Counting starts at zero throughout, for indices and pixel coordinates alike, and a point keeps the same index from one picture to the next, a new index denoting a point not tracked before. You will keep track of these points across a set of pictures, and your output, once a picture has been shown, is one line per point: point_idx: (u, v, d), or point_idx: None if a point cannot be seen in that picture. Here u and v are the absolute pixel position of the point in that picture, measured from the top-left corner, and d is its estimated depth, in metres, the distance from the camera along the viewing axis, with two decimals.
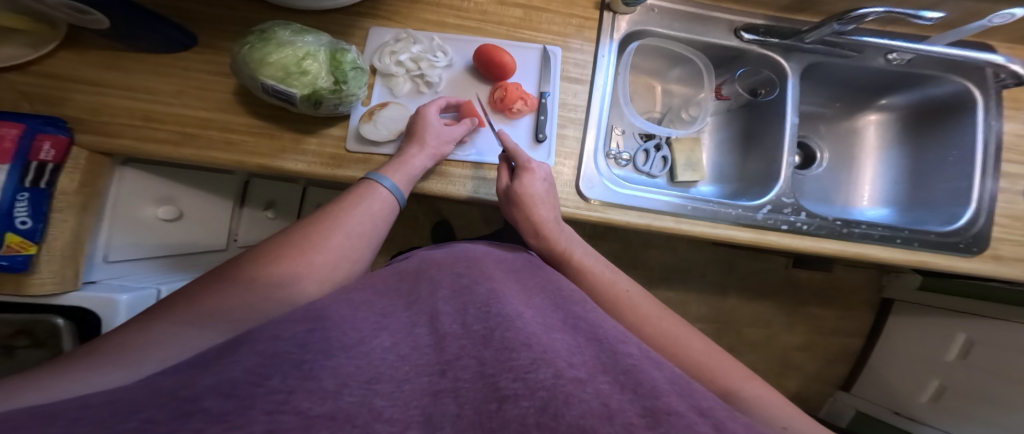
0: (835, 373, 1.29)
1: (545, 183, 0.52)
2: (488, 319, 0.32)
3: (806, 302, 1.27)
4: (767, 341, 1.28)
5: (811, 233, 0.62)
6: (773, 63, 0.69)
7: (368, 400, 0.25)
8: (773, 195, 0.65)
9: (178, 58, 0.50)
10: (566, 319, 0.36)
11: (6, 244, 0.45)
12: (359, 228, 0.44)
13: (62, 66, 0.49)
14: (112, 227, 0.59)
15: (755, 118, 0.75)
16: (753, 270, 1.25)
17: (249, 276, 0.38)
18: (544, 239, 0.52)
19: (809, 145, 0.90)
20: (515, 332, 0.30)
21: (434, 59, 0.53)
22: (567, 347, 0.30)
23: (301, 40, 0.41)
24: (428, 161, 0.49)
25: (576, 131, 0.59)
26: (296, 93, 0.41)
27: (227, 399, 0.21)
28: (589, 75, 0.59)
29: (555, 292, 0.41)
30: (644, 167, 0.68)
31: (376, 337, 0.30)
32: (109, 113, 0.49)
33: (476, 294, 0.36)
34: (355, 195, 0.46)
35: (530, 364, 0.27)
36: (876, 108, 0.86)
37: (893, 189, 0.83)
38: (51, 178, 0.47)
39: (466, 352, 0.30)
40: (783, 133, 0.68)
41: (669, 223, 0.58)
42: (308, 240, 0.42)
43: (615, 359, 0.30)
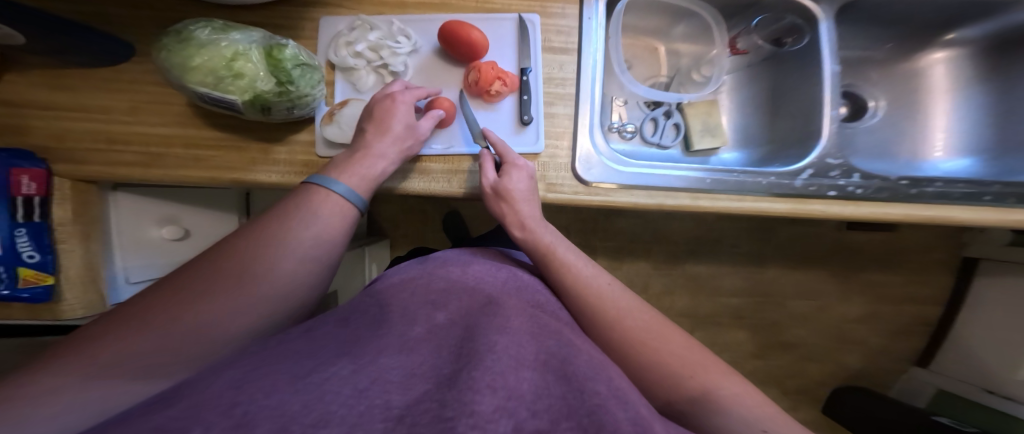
0: (907, 347, 1.15)
1: (524, 178, 0.46)
2: (459, 359, 0.28)
3: (865, 268, 1.12)
4: (817, 313, 1.15)
5: (866, 198, 0.51)
6: (798, 7, 0.57)
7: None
8: (815, 156, 0.56)
9: (124, 71, 0.48)
10: (540, 347, 0.31)
11: (23, 278, 0.48)
12: (318, 245, 0.37)
13: (12, 90, 0.47)
14: (125, 251, 0.61)
15: (783, 71, 0.64)
16: (796, 236, 1.11)
17: (172, 306, 0.30)
18: (528, 235, 0.46)
19: (856, 94, 0.74)
20: (481, 372, 0.25)
21: (396, 45, 0.48)
22: (533, 389, 0.27)
23: (227, 37, 0.37)
24: (387, 165, 0.44)
25: (567, 108, 0.52)
26: (235, 99, 0.37)
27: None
28: (575, 42, 0.52)
29: (535, 312, 0.36)
30: (653, 138, 0.60)
31: (333, 365, 0.26)
32: (76, 137, 0.47)
33: (444, 321, 0.32)
34: (314, 203, 0.39)
35: (492, 411, 0.23)
36: (942, 44, 0.70)
37: (972, 134, 0.69)
38: (42, 211, 0.48)
39: (429, 397, 0.25)
40: (822, 85, 0.57)
41: (684, 201, 0.50)
42: (253, 258, 0.34)
43: (581, 399, 0.27)
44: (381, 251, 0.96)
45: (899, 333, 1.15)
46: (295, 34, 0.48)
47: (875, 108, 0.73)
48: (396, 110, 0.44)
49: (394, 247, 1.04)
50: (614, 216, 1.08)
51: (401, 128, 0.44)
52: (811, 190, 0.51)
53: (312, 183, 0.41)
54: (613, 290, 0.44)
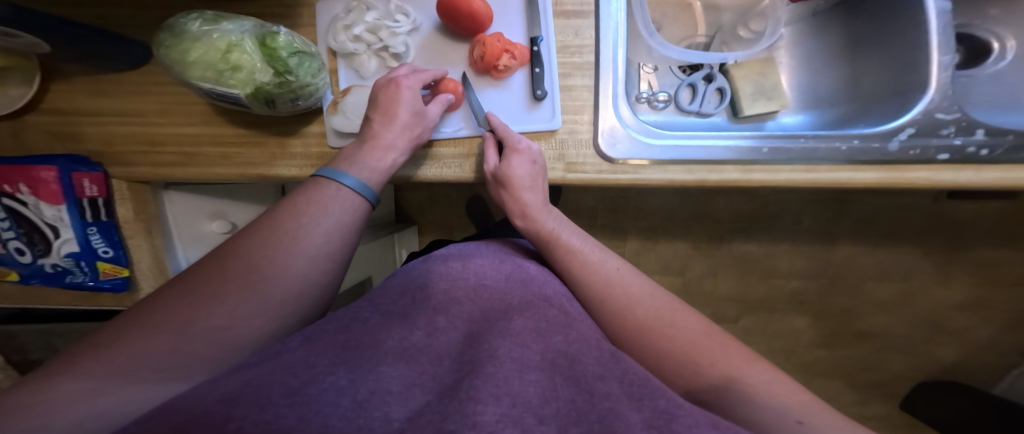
0: (1015, 339, 0.98)
1: (533, 167, 0.43)
2: (462, 367, 0.26)
3: (971, 244, 0.93)
4: (899, 297, 0.99)
5: (995, 161, 0.40)
6: None
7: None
8: (918, 111, 0.44)
9: (146, 73, 0.49)
10: (550, 344, 0.28)
11: (103, 270, 0.55)
12: (327, 243, 0.36)
13: (57, 100, 0.50)
14: (184, 246, 0.68)
15: (868, 13, 0.53)
16: (878, 210, 0.94)
17: (187, 308, 0.30)
18: (530, 222, 0.44)
19: (974, 36, 0.59)
20: (484, 378, 0.23)
21: (394, 24, 0.45)
22: (540, 392, 0.24)
23: (218, 29, 0.36)
24: (398, 156, 0.42)
25: (586, 79, 0.46)
26: (238, 93, 0.37)
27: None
28: (591, 3, 0.46)
29: (547, 305, 0.33)
30: (691, 106, 0.52)
31: (332, 374, 0.24)
32: (120, 141, 0.51)
33: (445, 323, 0.30)
34: (320, 197, 0.38)
35: (496, 421, 0.20)
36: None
37: None
38: (108, 211, 0.53)
39: (430, 408, 0.23)
40: (922, 26, 0.45)
41: (732, 175, 0.43)
42: (262, 258, 0.34)
43: (591, 404, 0.24)
44: (409, 238, 0.98)
45: (1008, 325, 0.98)
46: (294, 23, 0.46)
47: (1002, 50, 0.58)
48: (399, 99, 0.42)
49: (423, 232, 1.06)
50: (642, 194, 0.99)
51: (408, 114, 0.42)
52: (913, 155, 0.41)
53: (321, 177, 0.40)
54: (622, 274, 0.41)
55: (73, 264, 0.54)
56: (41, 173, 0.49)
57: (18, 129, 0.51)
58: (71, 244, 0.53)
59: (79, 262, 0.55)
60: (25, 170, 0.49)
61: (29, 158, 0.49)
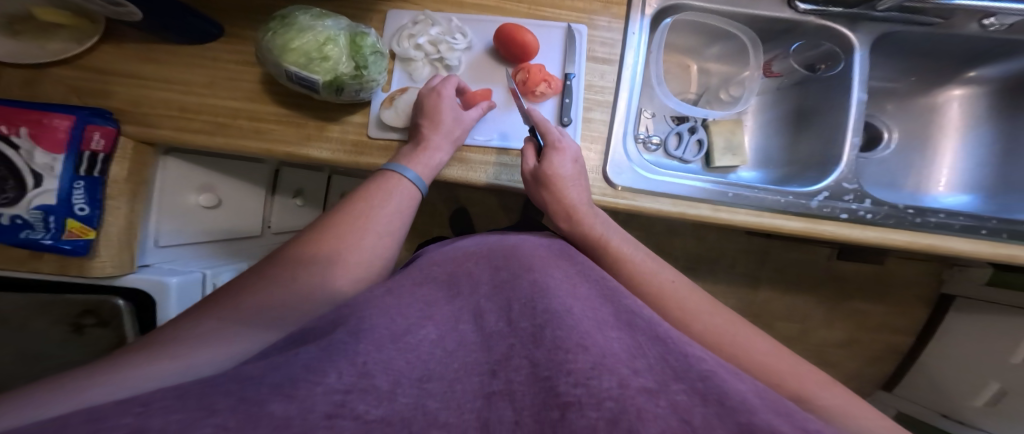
0: (875, 371, 1.20)
1: (574, 165, 0.49)
2: (536, 315, 0.30)
3: (850, 296, 1.17)
4: (800, 335, 1.19)
5: (874, 223, 0.53)
6: (836, 35, 0.60)
7: (421, 402, 0.23)
8: (830, 180, 0.57)
9: (207, 49, 0.53)
10: (618, 315, 0.32)
11: (68, 230, 0.48)
12: (390, 226, 0.44)
13: (103, 60, 0.52)
14: (161, 215, 0.61)
15: (812, 95, 0.67)
16: (793, 262, 1.16)
17: (289, 275, 0.38)
18: (574, 223, 0.49)
19: (872, 124, 0.78)
20: (567, 331, 0.27)
21: (453, 41, 0.54)
22: (627, 351, 0.27)
23: (322, 24, 0.43)
24: (448, 154, 0.49)
25: (604, 114, 0.55)
26: (318, 79, 0.42)
27: (289, 402, 0.18)
28: (617, 53, 0.56)
29: (600, 285, 0.37)
30: (676, 152, 0.64)
31: (423, 327, 0.30)
32: (151, 105, 0.51)
33: (519, 289, 0.33)
34: (388, 187, 0.45)
35: (591, 368, 0.24)
36: (962, 81, 0.73)
37: (977, 170, 0.72)
38: (102, 168, 0.49)
39: (517, 352, 0.27)
40: (848, 112, 0.60)
41: (705, 211, 0.53)
42: (343, 236, 0.41)
43: (689, 365, 0.26)
44: None
45: (871, 358, 1.20)
46: (367, 23, 0.54)
47: (888, 140, 0.77)
48: (443, 106, 0.49)
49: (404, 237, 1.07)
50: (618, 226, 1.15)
51: (450, 120, 0.49)
52: (824, 212, 0.54)
53: (389, 170, 0.47)
54: (678, 286, 0.46)
55: (39, 219, 0.48)
56: (55, 120, 0.47)
57: (34, 79, 0.50)
58: (50, 196, 0.47)
59: (48, 217, 0.48)
60: (38, 115, 0.47)
61: (45, 104, 0.48)
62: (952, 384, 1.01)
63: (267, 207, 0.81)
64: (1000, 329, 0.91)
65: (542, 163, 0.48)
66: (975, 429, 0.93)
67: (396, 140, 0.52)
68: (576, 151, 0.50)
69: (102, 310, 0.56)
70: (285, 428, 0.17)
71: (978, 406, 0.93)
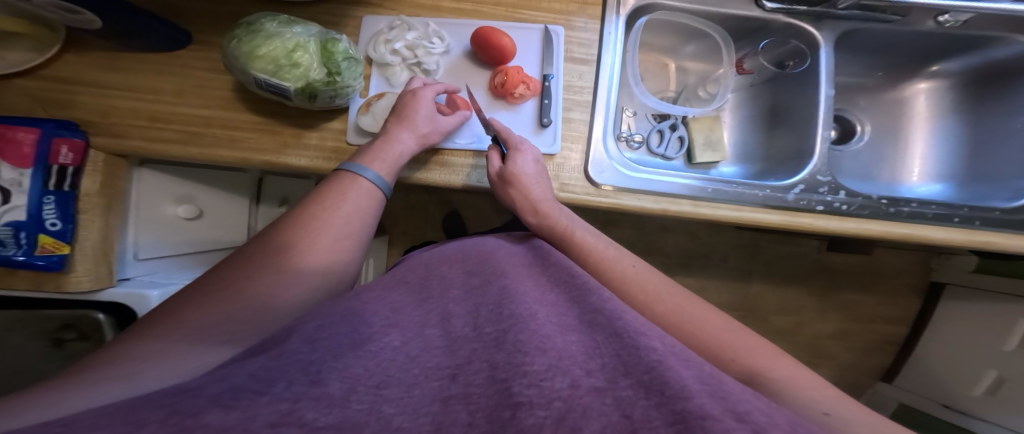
0: (872, 361, 1.21)
1: (535, 174, 0.50)
2: (501, 320, 0.30)
3: (840, 288, 1.19)
4: (795, 329, 1.21)
5: (851, 214, 0.55)
6: (801, 33, 0.61)
7: (376, 407, 0.22)
8: (807, 173, 0.58)
9: (176, 56, 0.52)
10: (582, 315, 0.33)
11: (40, 245, 0.47)
12: (346, 229, 0.44)
13: (66, 69, 0.51)
14: (139, 228, 0.60)
15: (783, 92, 0.68)
16: (783, 256, 1.18)
17: (236, 288, 0.37)
18: (542, 219, 0.50)
19: (845, 118, 0.79)
20: (528, 335, 0.28)
21: (430, 46, 0.54)
22: (583, 351, 0.28)
23: (290, 31, 0.42)
24: (414, 148, 0.49)
25: (584, 114, 0.55)
26: (289, 86, 0.42)
27: (227, 412, 0.18)
28: (595, 54, 0.56)
29: (568, 282, 0.38)
30: (659, 149, 0.64)
31: (386, 335, 0.29)
32: (120, 114, 0.51)
33: (489, 294, 0.34)
34: (343, 188, 0.45)
35: (545, 370, 0.25)
36: (927, 75, 0.75)
37: (949, 159, 0.73)
38: (73, 181, 0.49)
39: (479, 356, 0.28)
40: (817, 108, 0.60)
41: (687, 208, 0.53)
42: (296, 245, 0.41)
43: (638, 357, 0.26)
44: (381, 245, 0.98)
45: (865, 350, 1.22)
46: (341, 30, 0.54)
47: (861, 133, 0.79)
48: (417, 105, 0.49)
49: (394, 243, 1.07)
50: (611, 226, 1.16)
51: (422, 118, 0.49)
52: (801, 204, 0.55)
53: (345, 170, 0.47)
54: (638, 271, 0.47)
55: (10, 235, 0.46)
56: (19, 133, 0.46)
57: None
58: (18, 212, 0.46)
59: (18, 233, 0.47)
60: (3, 129, 0.46)
61: (10, 118, 0.47)
62: (942, 367, 1.04)
63: (251, 216, 0.80)
64: (996, 313, 0.93)
65: (505, 163, 0.49)
66: (970, 417, 0.92)
67: None
68: (537, 152, 0.51)
69: (81, 324, 0.55)
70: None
71: (977, 395, 0.92)
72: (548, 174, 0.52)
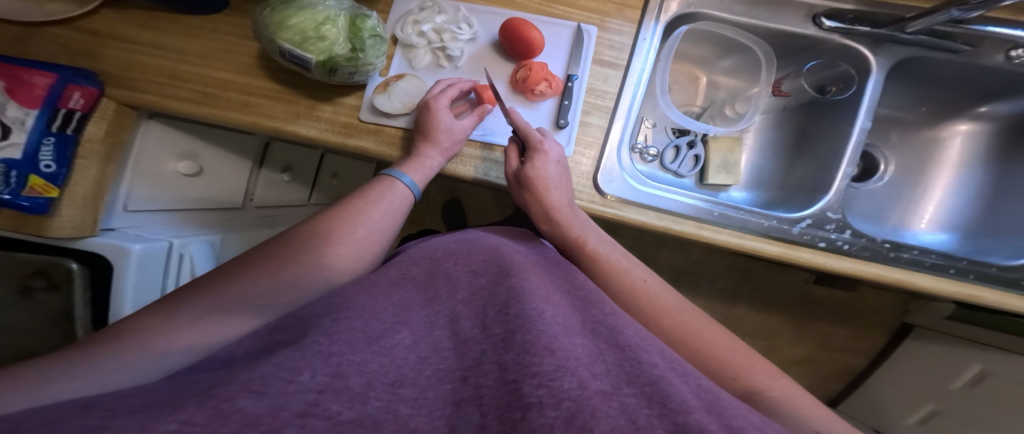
0: (826, 388, 1.26)
1: (556, 166, 0.49)
2: (509, 321, 0.30)
3: (817, 319, 1.21)
4: (766, 352, 1.24)
5: (851, 254, 0.54)
6: (856, 57, 0.59)
7: (393, 406, 0.23)
8: (817, 208, 0.58)
9: (210, 21, 0.53)
10: (585, 323, 0.32)
11: (29, 186, 0.45)
12: (382, 222, 0.45)
13: (103, 22, 0.52)
14: (134, 178, 0.59)
15: (816, 120, 0.67)
16: (772, 282, 1.19)
17: (274, 264, 0.39)
18: (555, 228, 0.50)
19: (872, 154, 0.77)
20: (535, 335, 0.27)
21: (458, 31, 0.53)
22: (588, 356, 0.27)
23: (322, 3, 0.42)
24: (443, 162, 0.49)
25: (602, 119, 0.54)
26: (312, 58, 0.42)
27: (258, 398, 0.19)
28: (624, 59, 0.55)
29: (576, 292, 0.38)
30: (672, 165, 0.63)
31: (398, 332, 0.29)
32: (141, 71, 0.52)
33: (496, 294, 0.34)
34: (382, 188, 0.47)
35: (554, 370, 0.24)
36: (971, 117, 0.71)
37: (962, 212, 0.70)
38: (77, 126, 0.48)
39: (487, 358, 0.28)
40: (847, 140, 0.59)
41: (689, 228, 0.53)
42: (333, 230, 0.42)
43: (641, 369, 0.27)
44: None
45: (825, 377, 1.25)
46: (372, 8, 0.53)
47: (883, 172, 0.76)
48: (437, 117, 0.48)
49: None
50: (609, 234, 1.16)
51: (442, 129, 0.48)
52: (804, 238, 0.55)
53: (388, 175, 0.48)
54: (650, 286, 0.46)
55: None
56: (34, 77, 0.46)
57: (26, 36, 0.51)
58: (14, 150, 0.45)
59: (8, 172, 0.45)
60: (19, 72, 0.47)
61: (35, 62, 0.48)
62: (889, 401, 1.09)
63: (252, 179, 0.79)
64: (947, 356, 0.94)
65: (524, 165, 0.48)
66: None
67: (388, 126, 0.51)
68: (561, 152, 0.50)
69: (53, 273, 0.51)
70: (256, 425, 0.18)
71: (910, 424, 1.02)
72: (571, 177, 0.52)
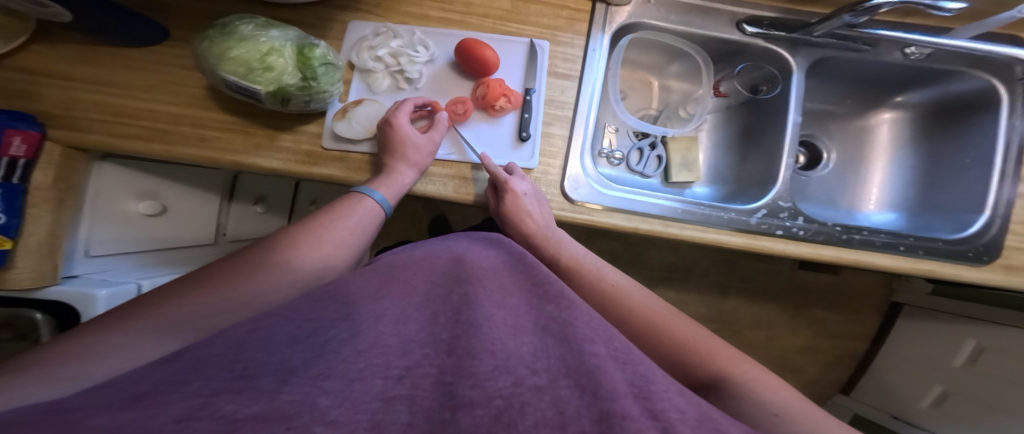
0: (835, 374, 1.26)
1: (532, 197, 0.52)
2: (457, 326, 0.29)
3: (810, 304, 1.24)
4: (767, 342, 1.25)
5: (807, 239, 0.57)
6: (776, 58, 0.63)
7: (311, 398, 0.21)
8: (770, 198, 0.60)
9: (149, 52, 0.52)
10: (539, 319, 0.31)
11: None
12: (348, 239, 0.46)
13: (34, 60, 0.51)
14: (94, 223, 0.57)
15: (756, 117, 0.69)
16: (757, 272, 1.23)
17: (219, 286, 0.38)
18: (544, 250, 0.54)
19: (814, 145, 0.80)
20: (479, 338, 0.27)
21: (415, 54, 0.55)
22: (533, 352, 0.28)
23: (266, 34, 0.43)
24: (415, 177, 0.50)
25: (563, 129, 0.56)
26: (260, 89, 0.42)
27: (121, 413, 0.17)
28: (578, 70, 0.57)
29: (535, 283, 0.38)
30: (638, 167, 0.66)
31: (335, 327, 0.27)
32: (83, 108, 0.50)
33: (450, 302, 0.33)
34: (350, 207, 0.47)
35: (491, 370, 0.25)
36: (891, 106, 0.76)
37: (904, 191, 0.74)
38: (23, 174, 0.47)
39: (428, 361, 0.27)
40: (783, 133, 0.62)
41: (657, 227, 0.55)
42: (297, 248, 0.43)
43: (580, 359, 0.26)
44: None
45: (831, 364, 1.25)
46: (324, 34, 0.55)
47: (827, 160, 0.80)
48: (398, 133, 0.49)
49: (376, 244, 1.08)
50: (596, 238, 1.20)
51: (411, 147, 0.49)
52: (763, 228, 0.57)
53: (355, 193, 0.49)
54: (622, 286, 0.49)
55: None
56: None
57: None
58: None
59: None
60: None
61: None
62: (898, 384, 1.09)
63: (223, 213, 0.78)
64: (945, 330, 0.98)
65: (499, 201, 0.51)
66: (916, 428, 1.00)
67: (354, 151, 0.52)
68: (531, 185, 0.52)
69: (17, 324, 0.51)
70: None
71: (924, 407, 0.99)
72: (547, 199, 0.54)
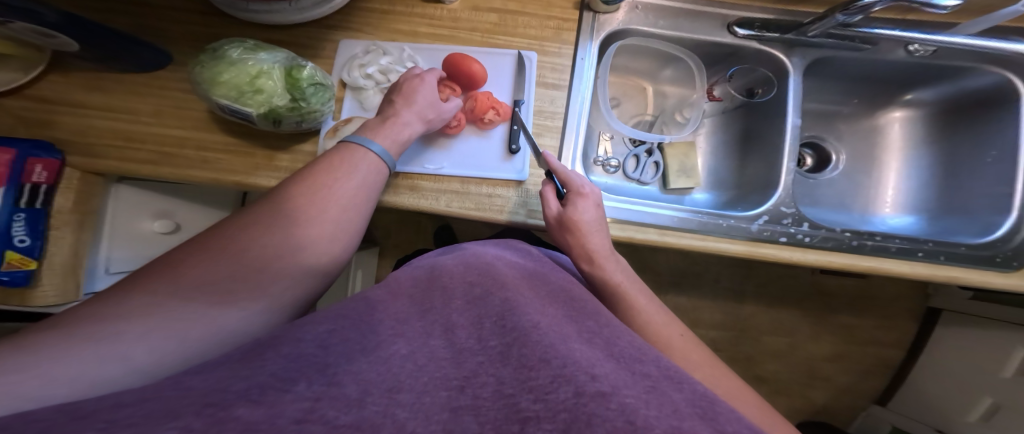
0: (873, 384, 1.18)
1: (596, 216, 0.48)
2: (506, 332, 0.27)
3: (838, 310, 1.17)
4: (790, 350, 1.19)
5: (813, 246, 0.54)
6: (772, 60, 0.61)
7: (391, 410, 0.21)
8: (771, 203, 0.58)
9: (155, 78, 0.55)
10: (584, 333, 0.29)
11: (6, 261, 0.47)
12: (353, 196, 0.42)
13: (51, 89, 0.54)
14: (112, 244, 0.61)
15: (754, 120, 0.67)
16: (774, 277, 1.18)
17: (229, 245, 0.36)
18: (597, 268, 0.47)
19: (821, 147, 0.77)
20: (533, 347, 0.25)
21: (404, 70, 0.56)
22: (589, 359, 0.24)
23: (254, 57, 0.45)
24: (418, 131, 0.49)
25: (553, 140, 0.55)
26: (252, 111, 0.44)
27: (256, 406, 0.17)
28: (566, 79, 0.57)
29: (569, 301, 0.35)
30: (634, 174, 0.65)
31: (395, 343, 0.26)
32: (97, 134, 0.53)
33: (488, 307, 0.30)
34: (352, 159, 0.43)
35: (550, 382, 0.22)
36: (901, 104, 0.72)
37: (922, 193, 0.70)
38: (45, 199, 0.49)
39: (484, 370, 0.25)
40: (784, 136, 0.60)
41: (652, 236, 0.53)
42: (303, 202, 0.39)
43: (637, 376, 0.24)
44: (366, 260, 1.00)
45: (861, 373, 1.18)
46: (317, 55, 0.57)
47: (836, 162, 0.76)
48: (421, 87, 0.49)
49: (384, 255, 1.11)
50: None
51: (425, 103, 0.49)
52: (765, 236, 0.55)
53: (350, 141, 0.45)
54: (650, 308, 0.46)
55: None
56: None
57: None
58: None
59: None
60: None
61: None
62: (938, 393, 1.02)
63: None
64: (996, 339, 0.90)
65: (566, 207, 0.47)
66: None
67: None
68: (599, 197, 0.50)
69: None
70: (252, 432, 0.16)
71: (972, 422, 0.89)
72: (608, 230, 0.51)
